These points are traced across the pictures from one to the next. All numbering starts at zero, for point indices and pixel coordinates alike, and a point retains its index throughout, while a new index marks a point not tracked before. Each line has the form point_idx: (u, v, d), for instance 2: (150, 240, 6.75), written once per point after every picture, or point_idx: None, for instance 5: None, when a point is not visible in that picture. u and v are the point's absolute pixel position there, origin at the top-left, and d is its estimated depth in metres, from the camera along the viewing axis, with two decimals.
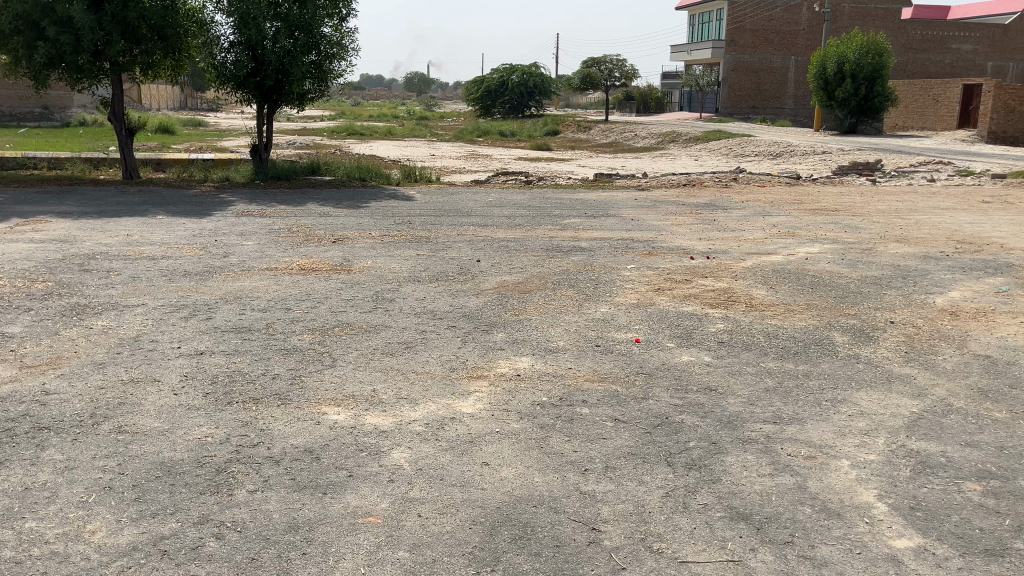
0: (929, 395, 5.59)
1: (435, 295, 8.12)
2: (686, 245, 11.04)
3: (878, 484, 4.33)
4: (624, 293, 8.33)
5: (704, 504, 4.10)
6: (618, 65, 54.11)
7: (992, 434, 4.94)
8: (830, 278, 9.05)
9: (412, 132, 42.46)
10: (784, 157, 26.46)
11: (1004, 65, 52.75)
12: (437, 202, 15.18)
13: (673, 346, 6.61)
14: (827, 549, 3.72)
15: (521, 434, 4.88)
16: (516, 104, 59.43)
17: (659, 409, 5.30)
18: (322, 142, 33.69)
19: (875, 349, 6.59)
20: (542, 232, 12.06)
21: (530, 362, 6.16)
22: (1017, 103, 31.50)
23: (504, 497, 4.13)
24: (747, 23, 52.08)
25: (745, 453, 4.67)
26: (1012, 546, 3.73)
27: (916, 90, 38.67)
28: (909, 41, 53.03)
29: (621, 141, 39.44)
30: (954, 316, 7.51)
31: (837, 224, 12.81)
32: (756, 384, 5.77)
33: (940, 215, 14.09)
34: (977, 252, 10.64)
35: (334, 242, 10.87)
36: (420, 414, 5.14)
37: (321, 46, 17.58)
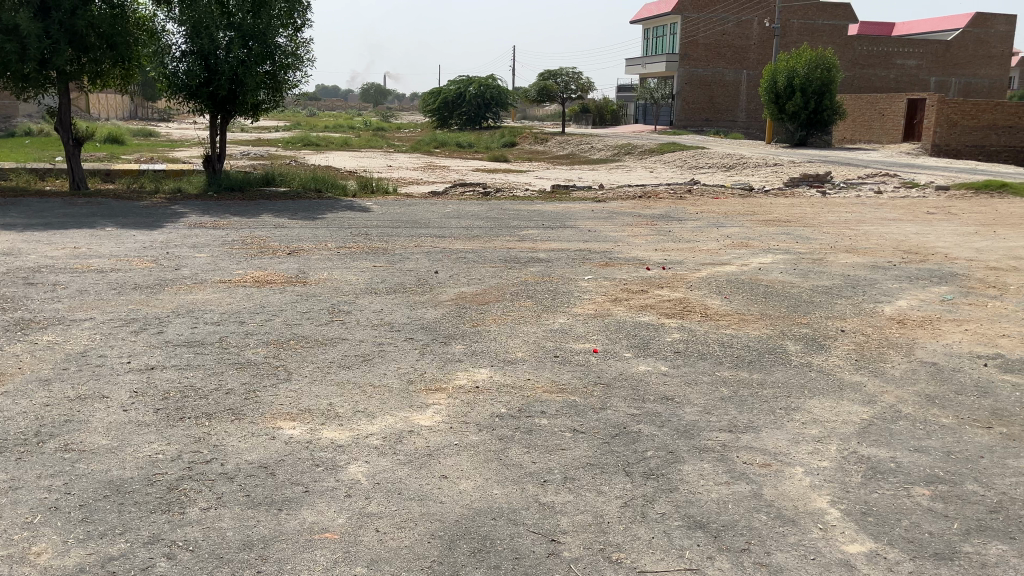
0: (878, 402, 5.72)
1: (392, 307, 8.07)
2: (641, 256, 11.15)
3: (831, 490, 4.40)
4: (582, 303, 8.38)
5: (661, 513, 4.13)
6: (574, 77, 54.64)
7: (939, 439, 5.07)
8: (782, 288, 9.22)
9: (369, 142, 42.29)
10: (738, 168, 26.92)
11: (946, 80, 54.73)
12: (395, 213, 15.12)
13: (630, 356, 6.66)
14: (782, 555, 3.76)
15: (479, 446, 4.87)
16: (473, 116, 59.55)
17: (616, 419, 5.33)
18: (278, 153, 33.39)
19: (827, 357, 6.72)
20: (500, 243, 12.08)
21: (488, 373, 6.16)
22: (960, 117, 32.51)
23: (462, 511, 4.11)
24: (699, 38, 52.99)
25: (701, 462, 4.72)
26: (961, 549, 3.82)
27: (863, 104, 39.69)
28: (856, 57, 54.50)
29: (577, 153, 39.77)
30: (901, 325, 7.69)
31: (789, 235, 13.08)
32: (711, 393, 5.84)
33: (888, 225, 14.47)
34: (923, 262, 10.94)
35: (290, 254, 10.75)
36: (377, 428, 5.09)
37: (275, 56, 17.42)
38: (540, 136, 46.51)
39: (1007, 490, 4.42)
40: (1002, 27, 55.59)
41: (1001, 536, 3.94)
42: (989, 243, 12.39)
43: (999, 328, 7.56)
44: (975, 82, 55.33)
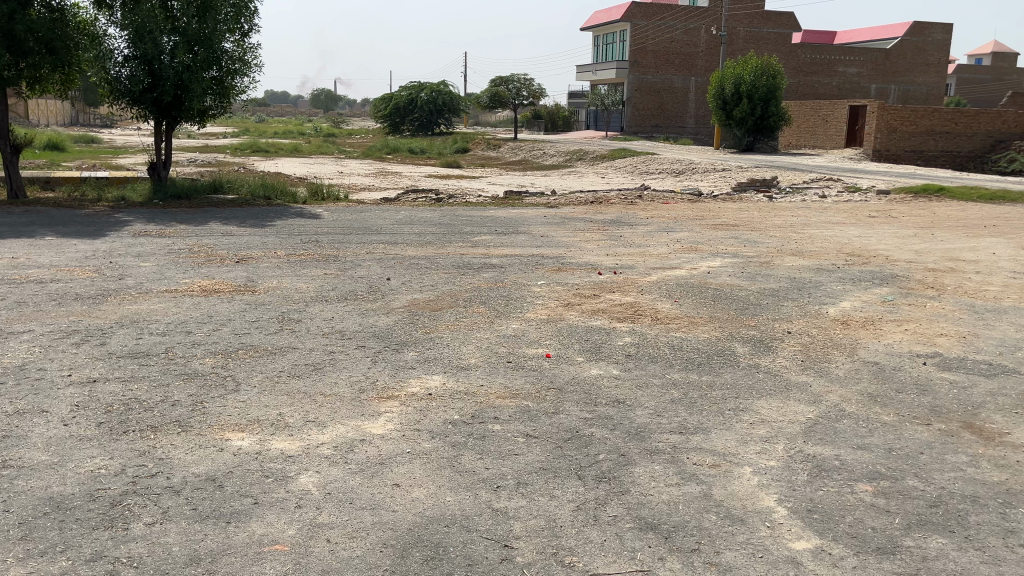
0: (823, 401, 5.85)
1: (344, 314, 8.00)
2: (593, 260, 11.23)
3: (778, 489, 4.49)
4: (534, 309, 8.41)
5: (614, 515, 4.17)
6: (525, 84, 54.71)
7: (882, 436, 5.21)
8: (730, 291, 9.39)
9: (319, 149, 41.90)
10: (687, 174, 27.32)
11: (887, 87, 56.34)
12: (347, 220, 15.00)
13: (583, 360, 6.70)
14: (730, 554, 3.83)
15: (432, 453, 4.85)
16: (425, 122, 59.36)
17: (569, 423, 5.36)
18: (226, 160, 32.84)
19: (773, 359, 6.85)
20: (453, 250, 12.06)
21: (441, 380, 6.14)
22: (899, 123, 33.49)
23: (415, 519, 4.08)
24: (649, 45, 53.71)
25: (653, 463, 4.77)
26: (903, 544, 3.93)
27: (807, 110, 40.65)
28: (800, 64, 55.58)
29: (529, 159, 39.91)
30: (845, 326, 7.89)
31: (736, 239, 13.33)
32: (662, 396, 5.91)
33: (832, 229, 14.84)
34: (866, 264, 11.24)
35: (238, 262, 10.58)
36: (328, 437, 5.04)
37: (222, 61, 17.18)
38: (492, 142, 46.60)
39: (945, 484, 4.56)
40: (939, 36, 57.55)
41: (941, 530, 4.07)
42: (928, 245, 12.79)
43: (937, 328, 7.81)
44: (914, 89, 57.09)
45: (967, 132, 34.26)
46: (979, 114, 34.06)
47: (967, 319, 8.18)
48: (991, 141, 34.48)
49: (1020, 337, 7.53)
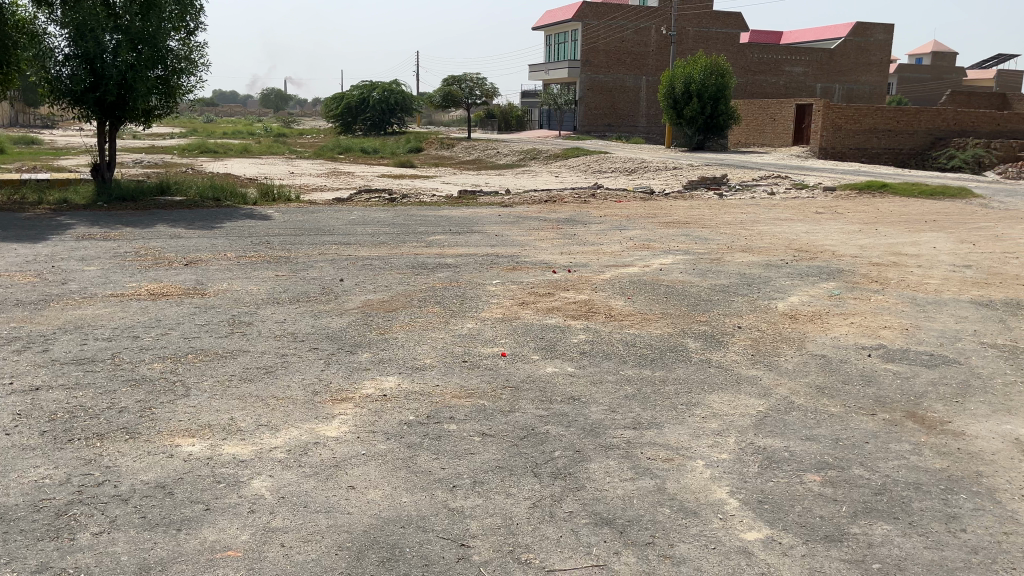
0: (773, 394, 5.97)
1: (296, 316, 7.91)
2: (548, 259, 11.27)
3: (730, 481, 4.58)
4: (489, 308, 8.42)
5: (570, 511, 4.20)
6: (478, 83, 54.67)
7: (829, 427, 5.34)
8: (682, 288, 9.51)
9: (269, 149, 41.30)
10: (639, 173, 27.58)
11: (832, 86, 57.63)
12: (298, 221, 14.81)
13: (538, 358, 6.74)
14: (684, 547, 3.89)
15: (387, 454, 4.83)
16: (377, 121, 58.89)
17: (525, 420, 5.39)
18: (173, 160, 32.22)
19: (725, 353, 6.97)
20: (407, 250, 11.99)
21: (396, 381, 6.11)
22: (844, 121, 34.27)
23: (370, 521, 4.06)
24: (600, 44, 54.08)
25: (607, 459, 4.82)
26: (849, 531, 4.04)
27: (755, 109, 41.38)
28: (748, 64, 56.58)
29: (483, 158, 39.89)
30: (793, 320, 8.06)
31: (688, 236, 13.50)
32: (616, 392, 5.97)
33: (780, 225, 15.12)
34: (813, 259, 11.49)
35: (187, 265, 10.37)
36: (281, 441, 4.98)
37: (167, 60, 16.86)
38: (445, 142, 46.47)
39: (890, 472, 4.69)
40: (881, 36, 59.05)
41: (886, 517, 4.19)
42: (872, 240, 13.11)
43: (881, 320, 8.02)
44: (858, 88, 58.46)
45: (908, 130, 35.20)
46: (919, 113, 35.01)
47: (910, 311, 8.41)
48: (931, 139, 35.51)
49: (960, 327, 7.77)
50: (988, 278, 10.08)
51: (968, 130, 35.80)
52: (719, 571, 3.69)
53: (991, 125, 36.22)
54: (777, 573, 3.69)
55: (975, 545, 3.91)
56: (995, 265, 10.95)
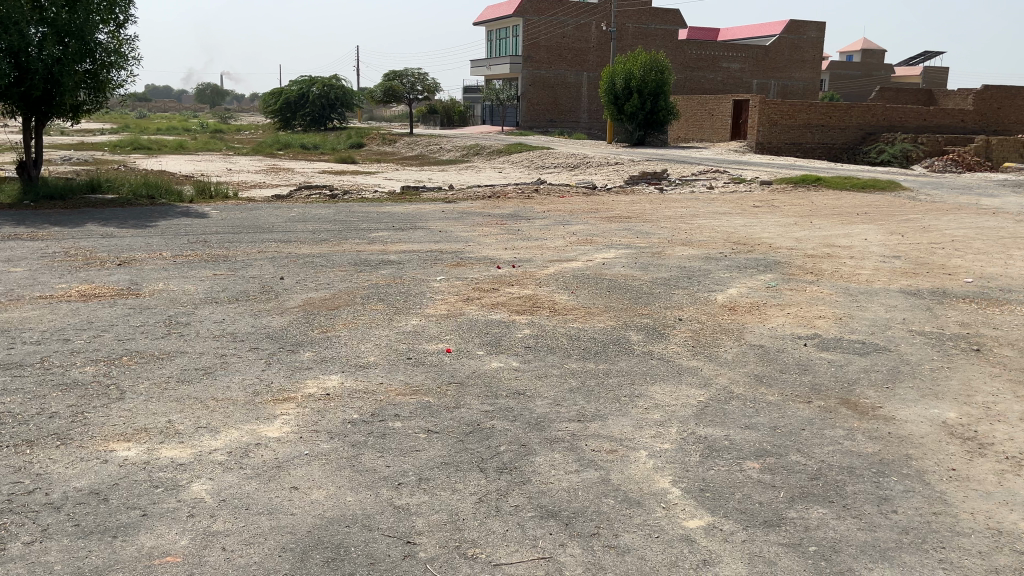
0: (713, 384, 6.10)
1: (235, 316, 7.76)
2: (492, 255, 11.27)
3: (672, 470, 4.65)
4: (434, 304, 8.38)
5: (515, 505, 4.22)
6: (419, 78, 54.36)
7: (767, 415, 5.47)
8: (625, 281, 9.62)
9: (205, 145, 40.29)
10: (582, 168, 27.79)
11: (767, 82, 58.95)
12: (236, 219, 14.52)
13: (482, 354, 6.74)
14: (629, 536, 3.94)
15: (331, 454, 4.77)
16: (317, 117, 58.01)
17: (470, 416, 5.39)
18: (103, 157, 31.11)
19: (666, 345, 7.08)
20: (348, 247, 11.86)
21: (339, 380, 6.03)
22: (779, 117, 35.11)
23: (315, 521, 4.01)
24: (541, 40, 54.24)
25: (552, 452, 4.86)
26: (787, 516, 4.15)
27: (693, 105, 42.07)
28: (687, 59, 57.48)
29: (425, 154, 39.61)
30: (732, 311, 8.23)
31: (629, 231, 13.67)
32: (561, 385, 6.01)
33: (719, 219, 15.42)
34: (751, 252, 11.75)
35: (120, 265, 10.08)
36: (221, 443, 4.88)
37: (96, 54, 16.35)
38: (387, 137, 46.01)
39: (825, 457, 4.84)
40: (814, 34, 60.41)
41: (821, 500, 4.31)
42: (807, 233, 13.46)
43: (816, 310, 8.25)
44: (792, 84, 59.91)
45: (840, 125, 36.24)
46: (851, 108, 36.06)
47: (843, 301, 8.67)
48: (862, 133, 36.62)
49: (889, 316, 8.07)
50: (916, 268, 10.46)
51: (896, 125, 37.04)
52: (663, 559, 3.75)
53: (918, 120, 37.52)
54: (718, 559, 3.76)
55: (906, 525, 4.06)
56: (923, 255, 11.36)
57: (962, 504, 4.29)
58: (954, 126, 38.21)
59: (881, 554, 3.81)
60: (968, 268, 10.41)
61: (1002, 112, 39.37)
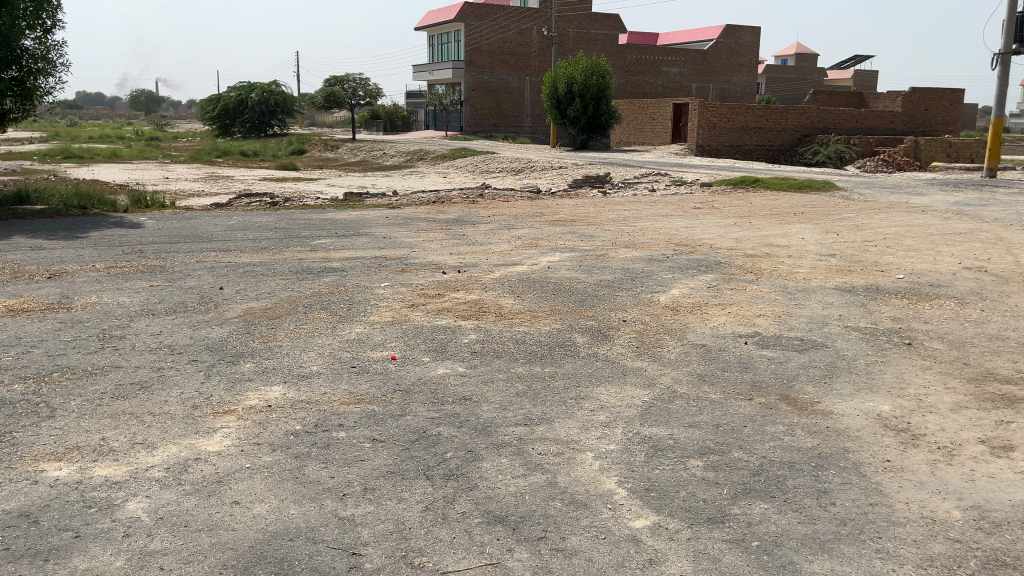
0: (657, 384, 6.17)
1: (172, 328, 7.57)
2: (437, 260, 11.22)
3: (618, 471, 4.69)
4: (379, 311, 8.31)
5: (462, 512, 4.19)
6: (361, 83, 53.90)
7: (710, 414, 5.55)
8: (569, 284, 9.68)
9: (140, 153, 39.28)
10: (526, 172, 27.90)
11: (706, 86, 60.04)
12: (173, 228, 14.18)
13: (428, 360, 6.70)
14: (576, 539, 3.95)
15: (273, 466, 4.68)
16: (257, 123, 57.08)
17: (416, 424, 5.34)
18: (31, 167, 30.03)
19: (611, 347, 7.15)
20: (290, 254, 11.69)
21: (281, 391, 5.92)
22: (718, 120, 35.68)
23: (257, 536, 3.93)
24: (483, 45, 54.30)
25: (499, 457, 4.85)
26: (731, 512, 4.21)
27: (635, 108, 42.61)
28: (627, 63, 58.22)
29: (369, 160, 39.30)
30: (675, 311, 8.35)
31: (574, 234, 13.76)
32: (507, 389, 6.01)
33: (662, 221, 15.62)
34: (692, 252, 11.95)
35: (50, 277, 9.75)
36: (158, 459, 4.75)
37: (23, 60, 15.77)
38: (329, 144, 45.51)
39: (767, 453, 4.93)
40: (750, 38, 61.77)
41: (763, 496, 4.39)
42: (746, 233, 13.74)
43: (756, 309, 8.41)
44: (729, 88, 61.12)
45: (777, 127, 37.10)
46: (787, 111, 36.98)
47: (782, 299, 8.87)
48: (798, 135, 37.55)
49: (827, 313, 8.28)
50: (851, 266, 10.74)
51: (830, 127, 38.09)
52: (610, 560, 3.77)
53: (851, 121, 38.64)
54: (664, 558, 3.80)
55: (844, 517, 4.16)
56: (856, 253, 11.68)
57: (896, 494, 4.42)
58: (884, 127, 39.47)
59: (820, 546, 3.89)
60: (899, 265, 10.74)
61: (930, 113, 40.83)
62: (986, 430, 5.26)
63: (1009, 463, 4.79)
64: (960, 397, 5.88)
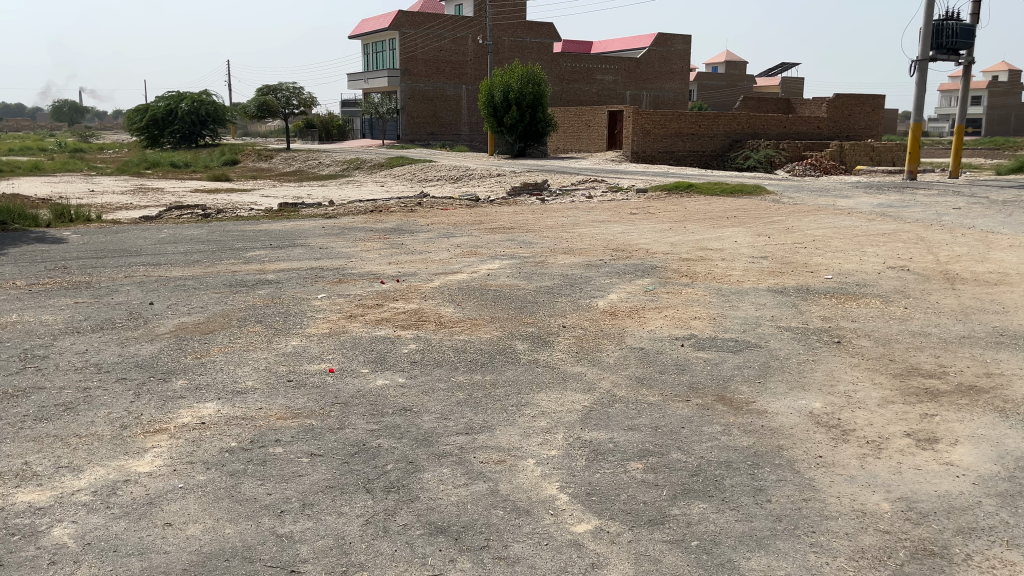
0: (597, 388, 6.22)
1: (99, 345, 7.31)
2: (375, 270, 11.13)
3: (559, 477, 4.70)
4: (315, 323, 8.17)
5: (404, 524, 4.15)
6: (294, 92, 53.19)
7: (649, 416, 5.62)
8: (509, 291, 9.70)
9: (64, 166, 37.89)
10: (464, 180, 27.92)
11: (640, 93, 61.05)
12: (99, 242, 13.75)
13: (367, 371, 6.62)
14: (518, 546, 3.95)
15: (207, 485, 4.55)
16: (187, 134, 55.82)
17: (355, 436, 5.27)
18: None
19: (550, 352, 7.18)
20: (223, 267, 11.44)
21: (215, 408, 5.77)
22: (652, 126, 36.25)
23: (190, 558, 3.82)
24: (418, 53, 54.10)
25: (441, 467, 4.81)
26: (670, 513, 4.26)
27: (570, 116, 43.02)
28: (563, 71, 58.77)
29: (305, 169, 38.74)
30: (613, 316, 8.44)
31: (513, 241, 13.82)
32: (448, 399, 5.98)
33: (599, 226, 15.81)
34: (629, 257, 12.10)
35: None
36: (86, 482, 4.58)
37: None
38: (263, 154, 44.77)
39: (704, 453, 5.01)
40: (681, 46, 63.03)
41: (702, 495, 4.46)
42: (681, 237, 14.00)
43: (691, 312, 8.56)
44: (662, 95, 62.27)
45: (708, 133, 37.94)
46: (718, 117, 37.84)
47: (716, 302, 9.03)
48: (729, 141, 38.46)
49: (760, 313, 8.48)
50: (782, 268, 11.03)
51: (760, 133, 39.11)
52: (553, 566, 3.78)
53: (779, 127, 39.77)
54: (606, 561, 3.82)
55: (779, 513, 4.25)
56: (787, 255, 12.01)
57: (829, 488, 4.54)
58: (811, 132, 40.77)
59: (757, 543, 3.97)
60: (828, 266, 11.08)
61: (853, 118, 42.28)
62: (912, 423, 5.46)
63: (933, 454, 4.98)
64: (886, 393, 6.08)
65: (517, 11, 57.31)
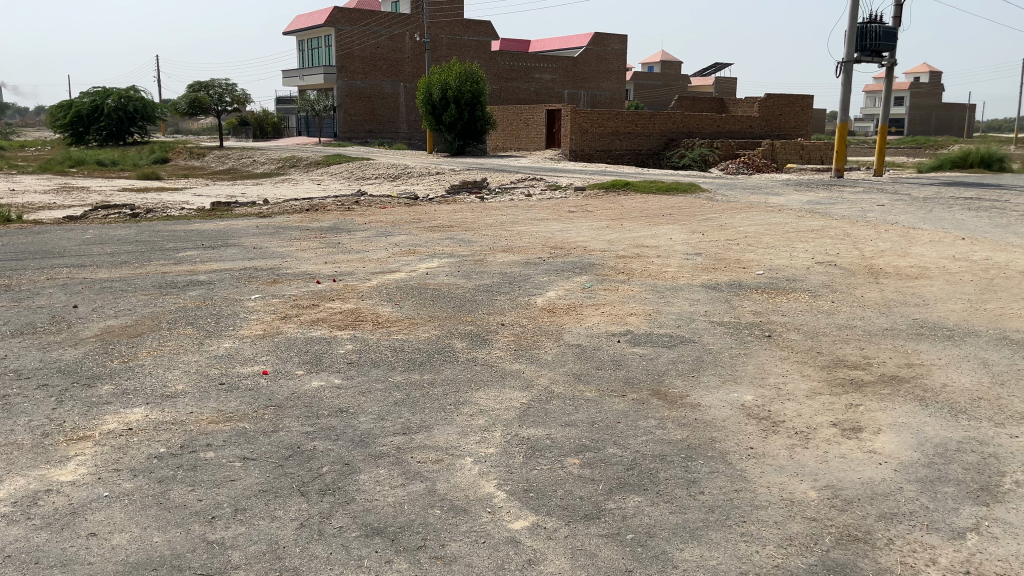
0: (535, 385, 6.25)
1: (19, 351, 7.02)
2: (311, 270, 10.95)
3: (497, 474, 4.70)
4: (248, 325, 8.00)
5: (339, 527, 4.10)
6: (226, 89, 52.05)
7: (586, 412, 5.67)
8: (448, 290, 9.66)
9: None
10: (402, 178, 27.75)
11: (577, 92, 61.54)
12: (20, 243, 13.22)
13: (302, 373, 6.51)
14: (455, 545, 3.94)
15: (134, 493, 4.42)
16: (114, 131, 54.04)
17: (290, 439, 5.18)
18: None
19: (489, 351, 7.18)
20: (152, 268, 11.12)
21: (144, 413, 5.60)
22: (589, 125, 36.57)
23: (116, 568, 3.70)
24: (355, 50, 53.45)
25: (377, 468, 4.77)
26: (606, 507, 4.31)
27: (509, 114, 43.10)
28: (501, 70, 58.84)
29: (239, 168, 37.90)
30: (552, 313, 8.50)
31: (452, 239, 13.80)
32: (385, 399, 5.93)
33: (538, 225, 15.87)
34: (567, 255, 12.19)
35: None
36: (4, 493, 4.39)
37: None
38: (195, 152, 43.67)
39: (639, 447, 5.08)
40: (617, 46, 63.74)
41: (637, 489, 4.52)
42: (618, 235, 14.16)
43: (627, 308, 8.67)
44: (599, 94, 62.88)
45: (645, 132, 38.46)
46: (654, 116, 38.39)
47: (652, 298, 9.16)
48: (665, 139, 39.05)
49: (693, 309, 8.63)
50: (715, 264, 11.25)
51: (695, 132, 39.84)
52: (489, 564, 3.78)
53: (713, 125, 40.57)
54: (543, 557, 3.84)
55: (712, 505, 4.34)
56: (720, 251, 12.26)
57: (759, 478, 4.65)
58: (743, 131, 41.71)
59: (690, 534, 4.04)
60: (759, 261, 11.35)
61: (783, 118, 43.39)
62: (837, 414, 5.63)
63: (857, 442, 5.15)
64: (814, 384, 6.26)
65: (455, 9, 57.15)
